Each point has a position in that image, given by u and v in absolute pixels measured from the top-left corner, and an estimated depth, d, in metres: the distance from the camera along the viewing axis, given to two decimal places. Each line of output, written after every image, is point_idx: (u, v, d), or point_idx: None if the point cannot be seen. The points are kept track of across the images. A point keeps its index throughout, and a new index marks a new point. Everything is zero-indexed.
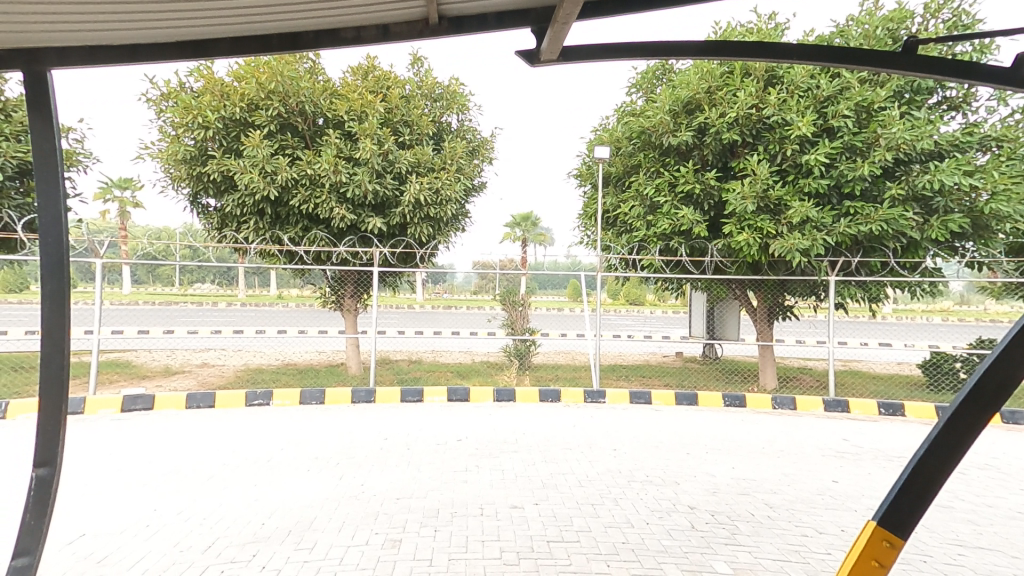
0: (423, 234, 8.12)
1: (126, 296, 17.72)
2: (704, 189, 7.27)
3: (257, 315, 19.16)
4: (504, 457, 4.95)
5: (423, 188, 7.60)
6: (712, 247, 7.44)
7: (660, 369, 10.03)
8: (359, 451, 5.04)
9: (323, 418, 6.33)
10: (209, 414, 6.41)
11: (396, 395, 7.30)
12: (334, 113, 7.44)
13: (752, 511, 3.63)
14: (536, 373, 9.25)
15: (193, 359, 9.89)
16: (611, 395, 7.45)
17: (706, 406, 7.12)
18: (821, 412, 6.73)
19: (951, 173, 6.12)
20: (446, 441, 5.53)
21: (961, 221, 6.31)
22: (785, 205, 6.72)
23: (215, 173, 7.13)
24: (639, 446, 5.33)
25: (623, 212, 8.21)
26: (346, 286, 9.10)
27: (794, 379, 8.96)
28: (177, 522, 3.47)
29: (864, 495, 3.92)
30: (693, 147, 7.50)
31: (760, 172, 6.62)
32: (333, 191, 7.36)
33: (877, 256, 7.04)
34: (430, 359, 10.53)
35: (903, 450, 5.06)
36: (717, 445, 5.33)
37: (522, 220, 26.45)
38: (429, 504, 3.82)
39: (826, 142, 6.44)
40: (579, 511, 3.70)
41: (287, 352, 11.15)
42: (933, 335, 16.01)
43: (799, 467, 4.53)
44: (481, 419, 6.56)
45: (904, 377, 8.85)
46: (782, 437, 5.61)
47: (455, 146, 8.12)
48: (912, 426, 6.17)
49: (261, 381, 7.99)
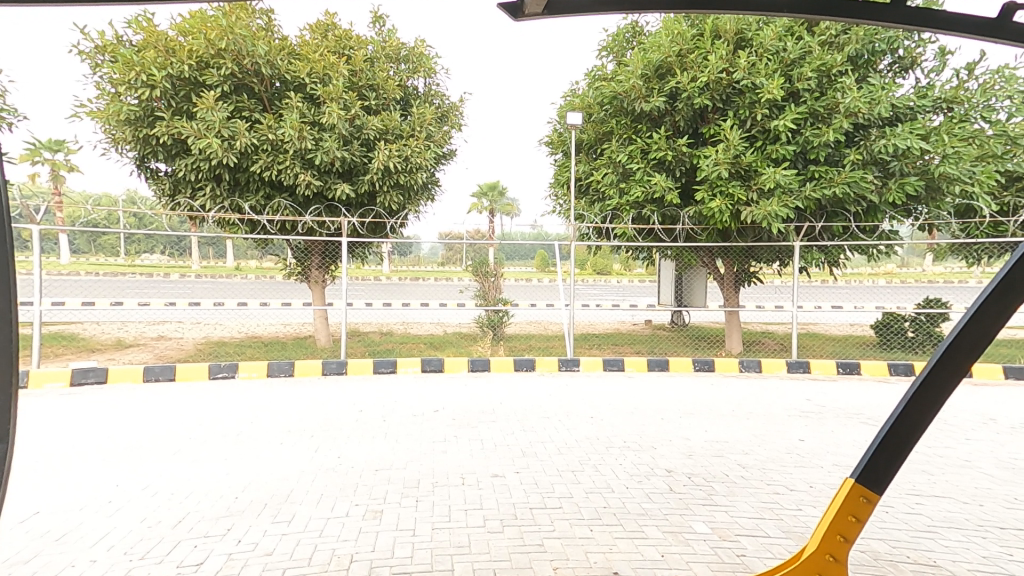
0: (392, 203, 7.87)
1: (69, 267, 16.72)
2: (676, 156, 7.27)
3: (215, 287, 18.49)
4: (482, 427, 4.94)
5: (392, 155, 7.32)
6: (683, 215, 7.48)
7: (630, 336, 10.22)
8: (334, 424, 4.94)
9: (295, 392, 6.17)
10: (170, 388, 6.15)
11: (369, 367, 7.21)
12: (294, 74, 7.01)
13: (726, 472, 3.74)
14: (508, 344, 9.25)
15: (148, 332, 9.44)
16: (584, 363, 7.56)
17: (677, 372, 7.30)
18: (785, 373, 6.99)
19: (911, 138, 6.25)
20: (424, 412, 5.47)
21: (918, 182, 6.50)
22: (755, 171, 6.78)
23: (166, 136, 6.63)
24: (615, 412, 5.42)
25: (595, 180, 8.12)
26: (312, 257, 8.80)
27: (758, 343, 9.28)
28: (144, 497, 3.32)
29: (829, 451, 4.11)
30: (664, 114, 7.45)
31: (733, 139, 6.63)
32: (296, 157, 7.00)
33: (839, 220, 7.23)
34: (401, 331, 10.40)
35: (862, 407, 5.32)
36: (690, 409, 5.48)
37: (489, 189, 26.04)
38: (409, 475, 3.77)
39: (792, 107, 6.46)
40: (559, 478, 3.73)
41: (251, 325, 10.81)
42: (882, 296, 16.87)
43: (768, 428, 4.70)
44: (457, 390, 6.54)
45: (859, 337, 9.28)
46: (750, 399, 5.81)
47: (423, 112, 7.83)
48: (868, 383, 6.50)
49: (225, 355, 7.72)
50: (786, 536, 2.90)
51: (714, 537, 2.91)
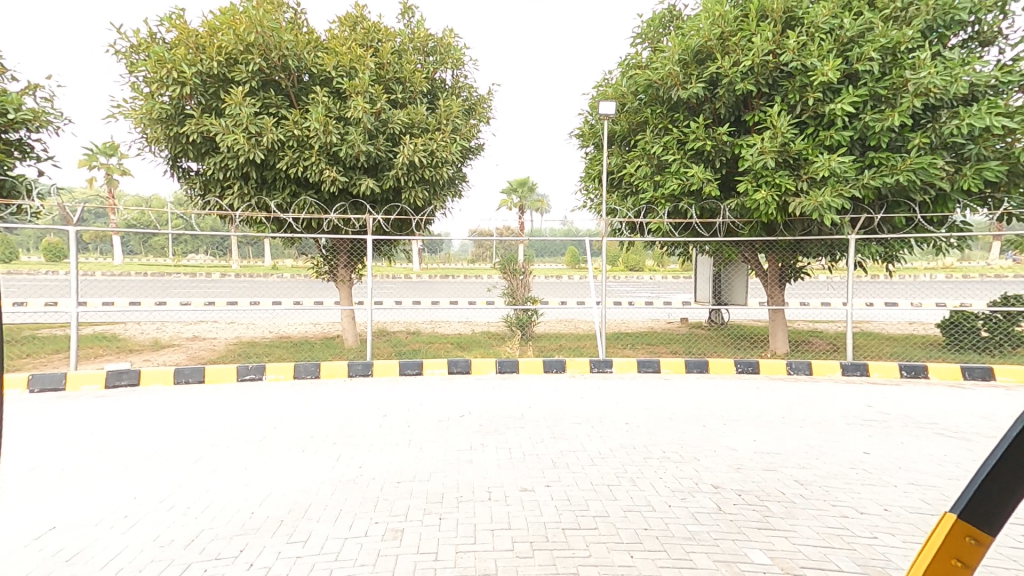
0: (417, 198, 7.72)
1: (114, 268, 17.35)
2: (716, 145, 6.82)
3: (251, 287, 18.84)
4: (510, 434, 4.67)
5: (417, 149, 7.14)
6: (723, 208, 7.02)
7: (666, 336, 9.78)
8: (357, 429, 4.77)
9: (320, 394, 6.04)
10: (198, 389, 6.12)
11: (395, 368, 7.05)
12: (320, 68, 6.90)
13: (782, 490, 3.36)
14: (538, 343, 8.97)
15: (182, 332, 9.56)
16: (618, 363, 7.21)
17: (717, 374, 6.87)
18: (838, 376, 6.47)
19: (990, 118, 5.69)
20: (449, 417, 5.24)
21: (999, 167, 5.89)
22: (806, 159, 6.28)
23: (195, 134, 6.58)
24: (652, 418, 5.07)
25: (629, 171, 7.73)
26: (339, 256, 8.74)
27: (805, 343, 8.71)
28: (158, 512, 3.18)
29: (899, 467, 3.67)
30: (703, 101, 7.03)
31: (781, 126, 6.14)
32: (322, 152, 6.88)
33: (902, 211, 6.60)
34: (428, 331, 10.24)
35: (931, 416, 4.80)
36: (734, 415, 5.08)
37: (518, 186, 25.67)
38: (433, 488, 3.53)
39: (851, 90, 5.96)
40: (594, 493, 3.44)
41: (282, 325, 10.85)
42: (936, 292, 15.85)
43: (826, 438, 4.26)
44: (484, 392, 6.30)
45: (918, 338, 8.59)
46: (801, 405, 5.35)
47: (450, 105, 7.61)
48: (934, 388, 5.93)
49: (254, 355, 7.69)
50: (860, 570, 2.52)
51: (774, 569, 2.55)
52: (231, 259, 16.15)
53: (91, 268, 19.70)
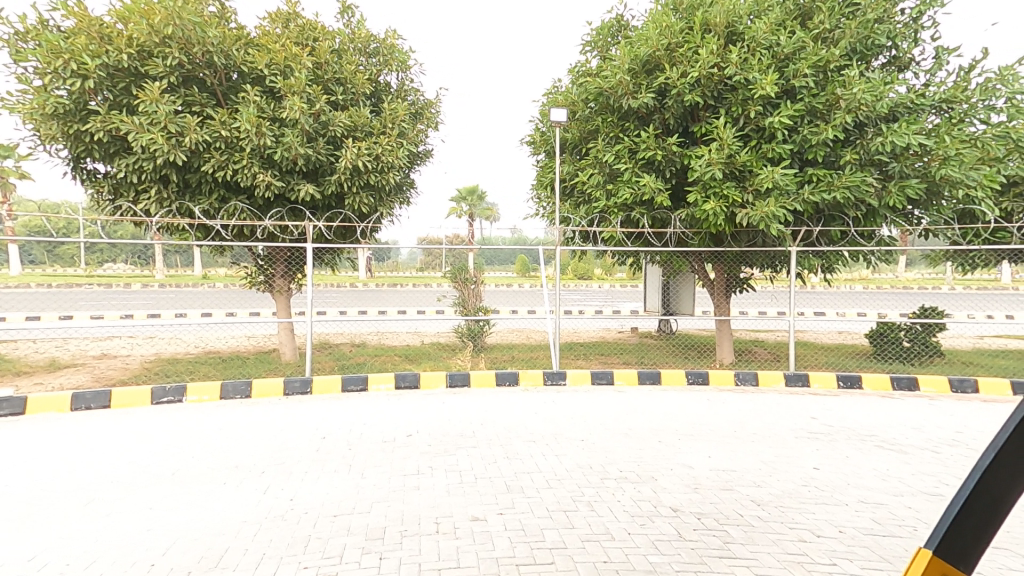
0: (362, 205, 7.37)
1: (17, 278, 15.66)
2: (666, 155, 6.86)
3: (178, 298, 17.54)
4: (460, 455, 4.39)
5: (361, 154, 6.79)
6: (673, 218, 7.07)
7: (616, 346, 9.78)
8: (292, 455, 4.34)
9: (253, 414, 5.53)
10: (101, 415, 5.45)
11: (337, 385, 6.60)
12: (250, 65, 6.43)
13: (740, 512, 3.27)
14: (490, 355, 8.73)
15: (90, 350, 8.60)
16: (572, 376, 7.08)
17: (669, 385, 6.85)
18: (783, 386, 6.59)
19: (909, 136, 5.84)
20: (395, 437, 4.89)
21: (920, 186, 6.04)
22: (750, 171, 6.38)
23: (101, 132, 5.88)
24: (608, 433, 4.93)
25: (581, 181, 7.66)
26: (275, 266, 8.19)
27: (749, 352, 8.92)
28: (36, 570, 2.67)
29: (849, 482, 3.67)
30: (652, 111, 7.06)
31: (727, 138, 6.22)
32: (254, 155, 6.42)
33: (837, 224, 6.71)
34: (374, 343, 9.77)
35: (872, 426, 4.91)
36: (689, 429, 5.02)
37: (467, 194, 25.39)
38: (373, 522, 3.20)
39: (789, 104, 6.07)
40: (550, 521, 3.22)
41: (211, 339, 10.05)
42: (861, 300, 16.91)
43: (778, 453, 4.25)
44: (433, 409, 5.98)
45: (851, 346, 8.98)
46: (751, 417, 5.38)
47: (396, 108, 7.29)
48: (871, 396, 6.14)
49: (174, 374, 7.00)
50: None
51: None
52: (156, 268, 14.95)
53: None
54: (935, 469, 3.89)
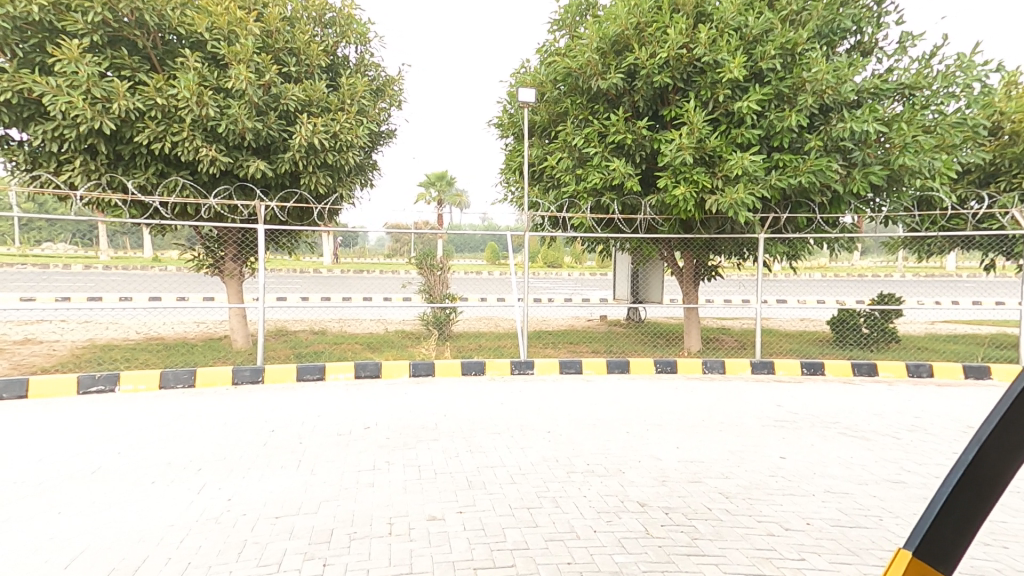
0: (319, 184, 6.96)
1: None
2: (636, 140, 6.69)
3: (127, 282, 16.60)
4: (419, 449, 4.15)
5: (317, 130, 6.40)
6: (643, 204, 6.92)
7: (585, 335, 9.67)
8: (235, 450, 4.02)
9: (197, 406, 5.16)
10: (17, 406, 4.99)
11: (291, 374, 6.25)
12: (188, 28, 5.92)
13: (708, 505, 3.14)
14: (455, 344, 8.49)
15: (17, 335, 7.95)
16: (539, 365, 6.92)
17: (638, 374, 6.76)
18: (749, 374, 6.58)
19: (869, 123, 5.71)
20: (351, 430, 4.61)
21: (882, 172, 5.95)
22: (720, 157, 6.25)
23: (11, 93, 5.37)
24: (575, 424, 4.78)
25: (549, 165, 7.43)
26: (226, 248, 7.72)
27: (715, 340, 8.94)
28: None
29: (816, 472, 3.60)
30: (622, 93, 6.87)
31: (697, 122, 6.08)
32: (196, 126, 5.98)
33: (803, 211, 6.63)
34: (335, 330, 9.38)
35: (836, 413, 4.89)
36: (657, 418, 4.92)
37: (436, 179, 24.82)
38: (319, 524, 2.94)
39: (757, 88, 5.92)
40: (512, 519, 3.03)
41: (158, 325, 9.47)
42: (821, 290, 17.36)
43: (745, 442, 4.16)
44: (394, 399, 5.71)
45: (814, 333, 9.11)
46: (718, 405, 5.32)
47: (355, 83, 6.87)
48: (833, 383, 6.16)
49: (111, 363, 6.51)
50: None
51: None
52: (101, 249, 14.07)
53: None
54: (898, 455, 3.86)
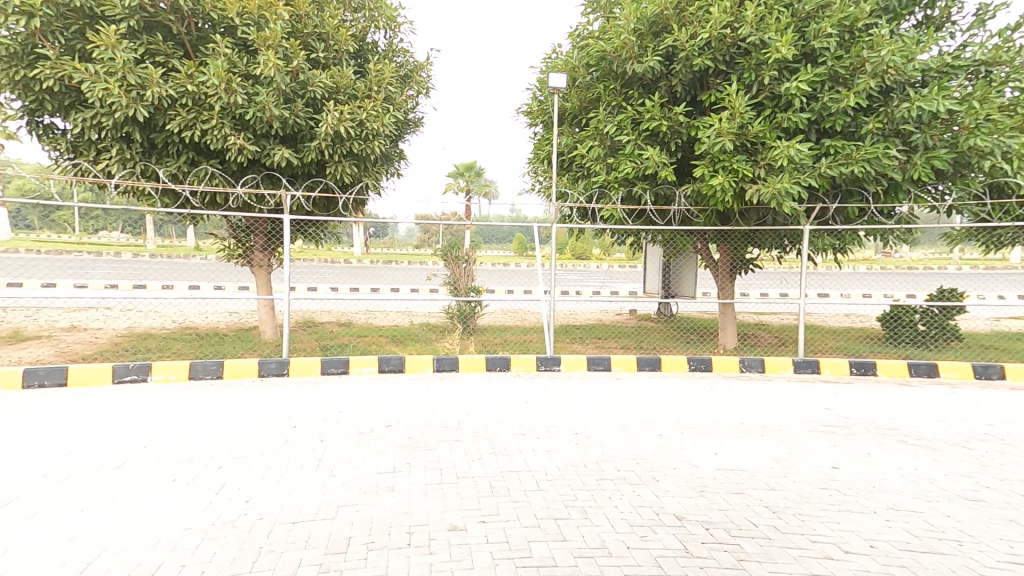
0: (344, 174, 6.88)
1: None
2: (672, 126, 6.36)
3: (167, 270, 17.10)
4: (442, 451, 4.00)
5: (343, 119, 6.30)
6: (678, 193, 6.57)
7: (614, 329, 9.39)
8: (256, 447, 3.94)
9: (221, 399, 5.13)
10: (52, 394, 5.05)
11: (316, 367, 6.21)
12: (221, 13, 5.82)
13: (754, 520, 2.87)
14: (481, 337, 8.34)
15: (58, 322, 8.18)
16: (567, 361, 6.69)
17: (670, 371, 6.46)
18: (791, 374, 6.20)
19: (939, 102, 5.28)
20: (372, 428, 4.49)
21: (948, 156, 5.50)
22: (763, 143, 5.83)
23: (52, 80, 5.38)
24: (604, 426, 4.55)
25: (580, 153, 7.15)
26: (254, 237, 7.73)
27: (752, 336, 8.54)
28: None
29: (874, 484, 3.27)
30: (658, 77, 6.52)
31: (740, 106, 5.67)
32: (224, 115, 5.94)
33: (855, 201, 6.20)
34: (362, 322, 9.35)
35: (890, 419, 4.50)
36: (691, 420, 4.65)
37: (465, 170, 24.72)
38: (336, 532, 2.81)
39: (809, 68, 5.49)
40: (539, 532, 2.83)
41: (191, 314, 9.63)
42: (865, 283, 16.58)
43: (791, 449, 3.85)
44: (417, 396, 5.58)
45: (860, 330, 8.61)
46: (758, 407, 4.99)
47: (382, 70, 6.73)
48: (885, 385, 5.73)
49: (142, 352, 6.58)
50: None
51: None
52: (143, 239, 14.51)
53: None
54: (968, 469, 3.47)
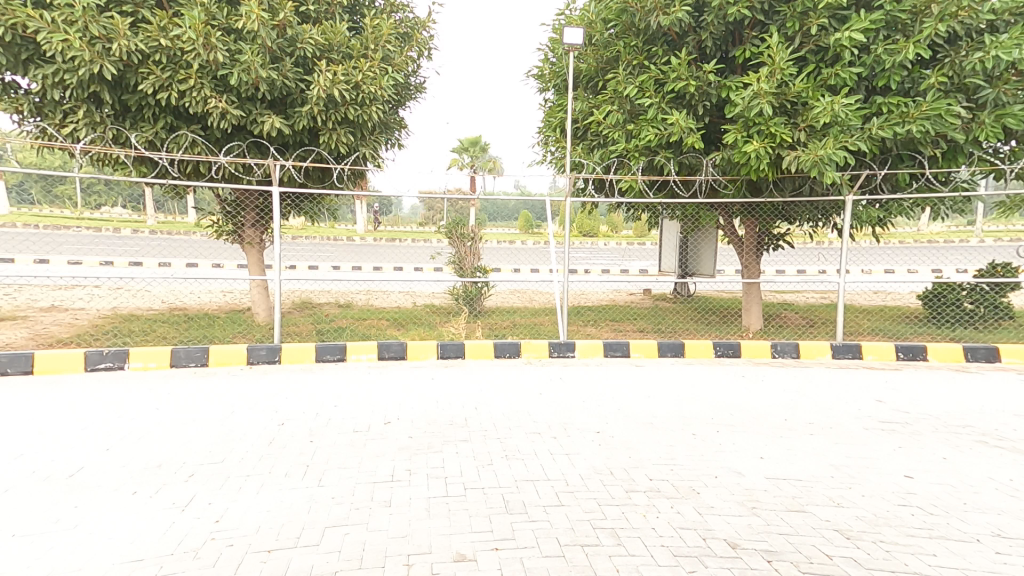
0: (339, 143, 6.29)
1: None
2: (700, 87, 5.70)
3: (166, 247, 16.66)
4: (447, 455, 3.52)
5: (336, 80, 5.71)
6: (706, 163, 5.91)
7: (629, 310, 8.87)
8: (235, 449, 3.46)
9: (204, 390, 4.67)
10: (18, 383, 4.59)
11: (310, 355, 5.73)
12: None
13: (826, 551, 2.36)
14: (489, 320, 7.83)
15: (40, 302, 7.72)
16: (582, 347, 6.18)
17: (694, 358, 5.93)
18: (830, 360, 5.65)
19: (1018, 49, 4.60)
20: (370, 426, 4.02)
21: (1023, 113, 4.85)
22: (805, 103, 5.13)
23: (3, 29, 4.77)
24: (628, 422, 4.04)
25: (596, 120, 6.49)
26: (245, 213, 7.19)
27: (778, 317, 7.98)
28: None
29: (963, 500, 2.74)
30: (686, 32, 5.84)
31: (780, 61, 4.99)
32: (203, 74, 5.36)
33: (907, 166, 5.56)
34: (362, 304, 8.84)
35: (958, 414, 3.96)
36: (727, 414, 4.13)
37: (469, 145, 23.96)
38: (319, 563, 2.33)
39: (863, 15, 4.78)
40: (563, 563, 2.34)
41: (183, 294, 9.15)
42: (887, 261, 15.95)
43: (852, 452, 3.32)
44: (419, 388, 5.09)
45: (896, 309, 8.04)
46: (802, 398, 4.46)
47: (379, 25, 6.08)
48: (939, 371, 5.19)
49: (125, 335, 6.11)
50: None
51: None
52: (145, 216, 14.09)
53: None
54: None
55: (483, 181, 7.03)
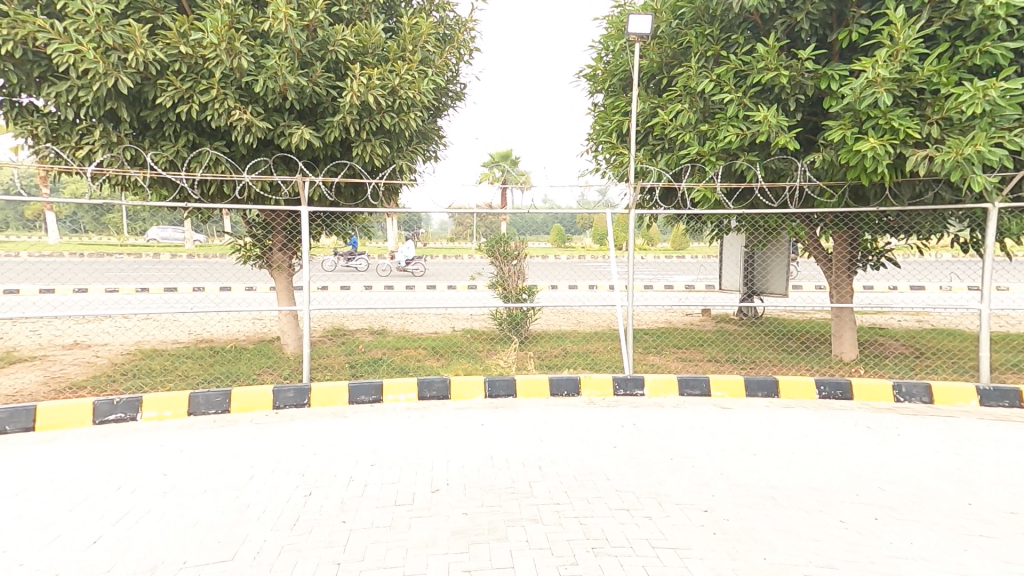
0: (374, 155, 5.65)
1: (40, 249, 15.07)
2: (793, 77, 4.81)
3: (202, 270, 16.55)
4: (516, 547, 2.72)
5: (372, 85, 5.09)
6: (800, 166, 4.98)
7: (692, 335, 7.93)
8: (249, 539, 2.73)
9: (222, 444, 3.99)
10: (18, 442, 4.00)
11: (341, 395, 5.03)
12: None
13: None
14: (537, 348, 7.03)
15: (64, 337, 7.31)
16: (652, 384, 5.30)
17: (793, 399, 4.98)
18: (977, 408, 4.67)
19: None
20: (413, 496, 3.26)
21: None
22: (938, 90, 4.15)
23: (12, 42, 4.28)
24: (745, 497, 3.14)
25: (662, 122, 5.67)
26: (274, 235, 6.64)
27: (874, 344, 6.95)
28: None
29: None
30: (772, 16, 4.99)
31: (905, 41, 4.08)
32: (227, 82, 4.80)
33: None
34: (398, 330, 8.19)
35: None
36: (873, 487, 3.17)
37: (501, 159, 23.45)
38: None
39: None
40: None
41: (211, 324, 8.69)
42: (963, 273, 14.51)
43: None
44: (469, 437, 4.30)
45: (1017, 334, 6.88)
46: (970, 463, 3.49)
47: (417, 23, 5.45)
48: None
49: (144, 374, 5.55)
50: None
51: None
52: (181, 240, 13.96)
53: (20, 249, 17.35)
54: None
55: (514, 194, 6.23)
